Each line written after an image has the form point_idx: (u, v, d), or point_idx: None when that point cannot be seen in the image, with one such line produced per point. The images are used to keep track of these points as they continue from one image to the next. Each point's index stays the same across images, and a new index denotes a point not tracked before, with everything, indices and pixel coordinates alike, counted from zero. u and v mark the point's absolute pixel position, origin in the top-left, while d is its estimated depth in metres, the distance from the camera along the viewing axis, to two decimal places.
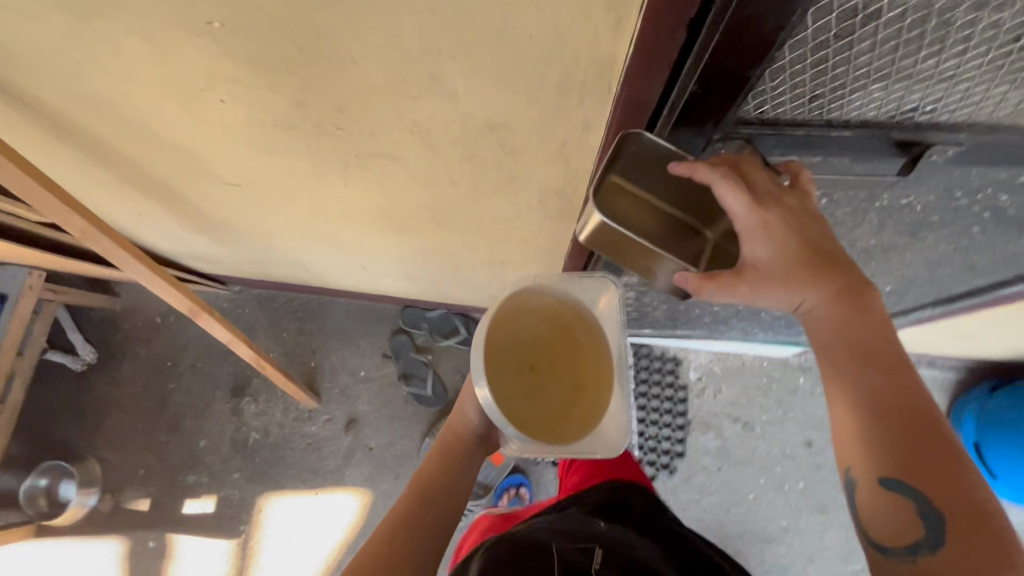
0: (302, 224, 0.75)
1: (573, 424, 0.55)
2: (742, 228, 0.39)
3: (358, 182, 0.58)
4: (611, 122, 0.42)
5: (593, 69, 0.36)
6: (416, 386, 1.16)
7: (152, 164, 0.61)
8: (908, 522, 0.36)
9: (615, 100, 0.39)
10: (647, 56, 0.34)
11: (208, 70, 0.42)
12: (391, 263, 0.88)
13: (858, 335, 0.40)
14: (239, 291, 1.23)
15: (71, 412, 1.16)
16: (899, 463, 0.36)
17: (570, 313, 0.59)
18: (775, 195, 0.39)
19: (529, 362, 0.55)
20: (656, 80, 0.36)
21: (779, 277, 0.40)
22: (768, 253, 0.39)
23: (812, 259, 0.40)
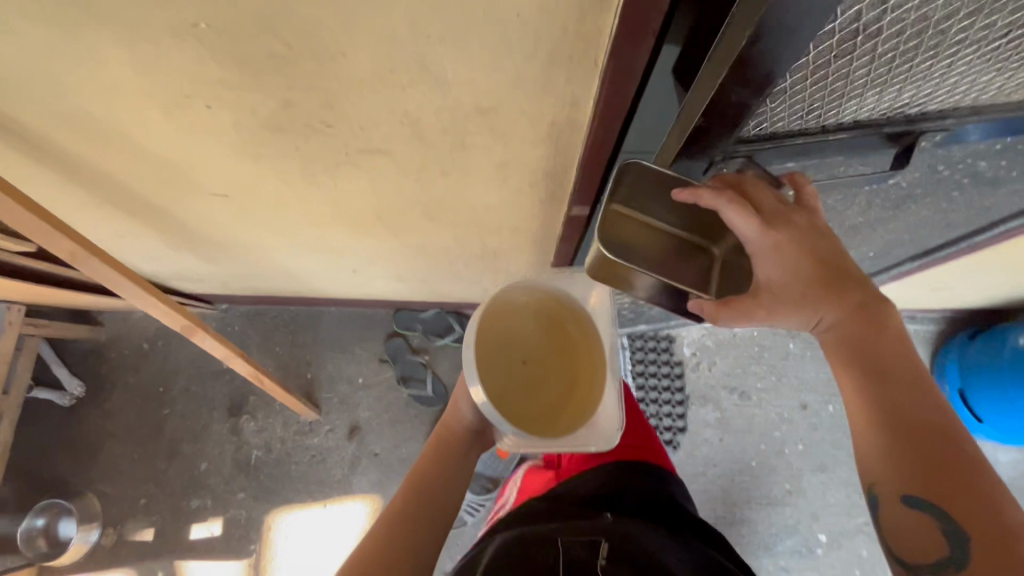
0: (291, 232, 0.75)
1: (564, 418, 0.56)
2: (754, 248, 0.42)
3: (348, 181, 0.58)
4: (599, 95, 0.42)
5: (580, 43, 0.37)
6: (416, 388, 1.16)
7: (136, 181, 0.61)
8: (934, 541, 0.37)
9: (602, 72, 0.40)
10: (633, 26, 0.35)
11: (194, 75, 0.41)
12: (383, 264, 0.88)
13: (871, 348, 0.42)
14: (227, 310, 1.22)
15: (63, 448, 1.13)
16: (923, 484, 0.38)
17: (559, 305, 0.59)
18: (784, 215, 0.42)
19: (522, 357, 0.56)
20: (641, 50, 0.37)
21: (794, 299, 0.43)
22: (782, 275, 0.43)
23: (824, 278, 0.43)
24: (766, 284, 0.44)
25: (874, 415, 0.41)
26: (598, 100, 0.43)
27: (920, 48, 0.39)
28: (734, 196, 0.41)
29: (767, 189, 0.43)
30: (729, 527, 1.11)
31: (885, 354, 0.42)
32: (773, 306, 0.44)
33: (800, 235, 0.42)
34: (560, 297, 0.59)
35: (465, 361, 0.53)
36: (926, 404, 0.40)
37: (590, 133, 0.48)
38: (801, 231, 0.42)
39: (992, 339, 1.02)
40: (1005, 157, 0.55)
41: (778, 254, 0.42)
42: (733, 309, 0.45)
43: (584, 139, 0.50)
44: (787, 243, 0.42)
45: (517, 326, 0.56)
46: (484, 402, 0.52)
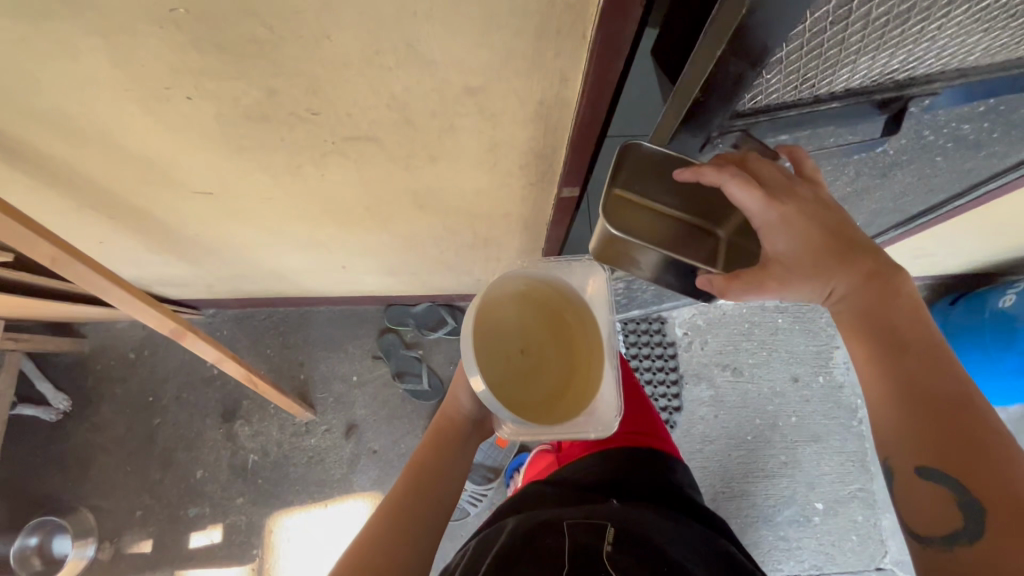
0: (278, 228, 0.73)
1: (564, 403, 0.55)
2: (761, 221, 0.44)
3: (336, 172, 0.58)
4: (588, 70, 0.42)
5: (567, 16, 0.37)
6: (412, 382, 1.15)
7: (115, 182, 0.59)
8: (948, 514, 0.37)
9: (591, 46, 0.40)
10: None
11: (173, 64, 0.40)
12: (373, 258, 0.87)
13: (883, 317, 0.42)
14: (214, 315, 1.20)
15: (52, 464, 1.11)
16: (938, 455, 0.38)
17: (557, 295, 0.58)
18: (788, 186, 0.43)
19: (520, 347, 0.55)
20: (629, 22, 0.37)
21: (807, 267, 0.44)
22: (790, 245, 0.43)
23: (835, 248, 0.43)
24: (774, 256, 0.44)
25: (886, 383, 0.41)
26: (588, 75, 0.43)
27: (913, 10, 0.39)
28: (738, 173, 0.43)
29: (772, 165, 0.45)
30: (728, 501, 1.13)
31: (898, 323, 0.42)
32: (784, 277, 0.44)
33: (807, 207, 0.43)
34: (556, 285, 0.59)
35: (464, 349, 0.51)
36: (941, 374, 0.39)
37: (580, 109, 0.48)
38: (808, 203, 0.43)
39: (974, 302, 1.05)
40: (988, 120, 0.56)
41: (786, 226, 0.43)
42: (744, 280, 0.45)
43: (573, 117, 0.50)
44: (796, 215, 0.43)
45: (515, 315, 0.55)
46: (484, 390, 0.51)
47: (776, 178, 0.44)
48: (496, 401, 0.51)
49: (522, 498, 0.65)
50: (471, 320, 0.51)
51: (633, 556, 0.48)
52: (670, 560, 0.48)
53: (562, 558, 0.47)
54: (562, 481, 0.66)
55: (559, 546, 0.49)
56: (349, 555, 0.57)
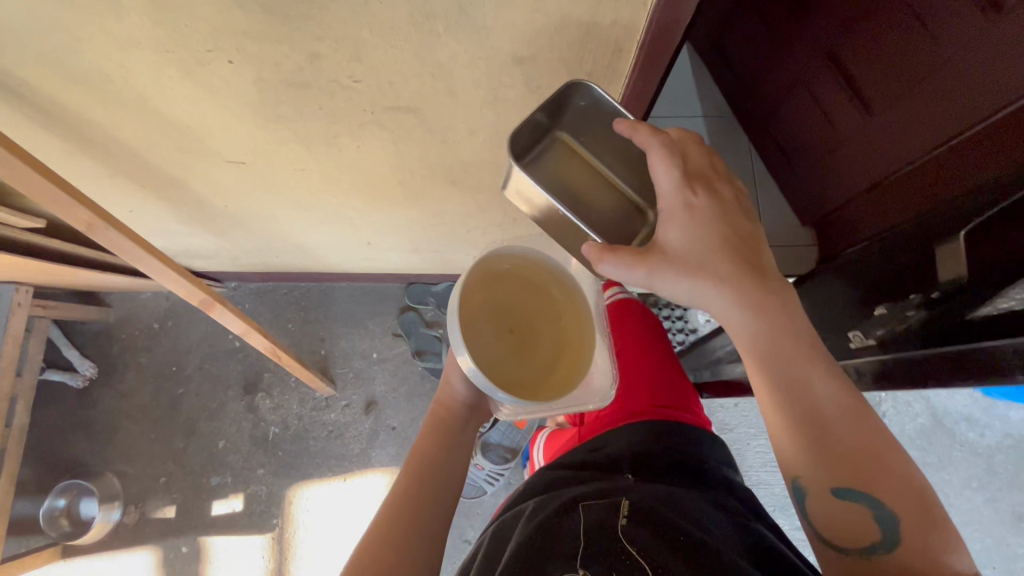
0: (308, 202, 0.73)
1: (558, 377, 0.52)
2: (669, 204, 0.48)
3: (374, 143, 0.56)
4: (643, 39, 0.41)
5: None
6: (431, 361, 1.15)
7: (148, 148, 0.58)
8: (867, 528, 0.42)
9: (651, 12, 0.38)
10: None
11: (215, 25, 0.39)
12: (399, 235, 0.86)
13: (785, 342, 0.45)
14: (236, 288, 1.21)
15: (79, 429, 1.13)
16: (850, 475, 0.43)
17: (542, 271, 0.56)
18: (712, 187, 0.49)
19: (509, 326, 0.52)
20: None
21: (694, 261, 0.47)
22: (681, 238, 0.47)
23: (747, 259, 0.47)
24: (666, 246, 0.48)
25: (794, 414, 0.45)
26: (644, 44, 0.41)
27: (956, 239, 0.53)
28: (664, 144, 0.47)
29: (705, 155, 0.50)
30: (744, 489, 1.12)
31: (799, 342, 0.45)
32: (659, 262, 0.47)
33: (712, 209, 0.47)
34: (536, 259, 0.56)
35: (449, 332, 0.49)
36: (842, 400, 0.44)
37: (630, 79, 0.46)
38: (712, 207, 0.48)
39: None
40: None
41: (682, 219, 0.47)
42: (618, 255, 0.47)
43: (622, 88, 0.48)
44: (703, 211, 0.47)
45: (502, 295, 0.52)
46: (473, 370, 0.49)
47: (702, 171, 0.49)
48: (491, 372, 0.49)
49: (546, 481, 0.63)
50: (457, 297, 0.48)
51: (651, 529, 0.46)
52: (685, 530, 0.46)
53: (578, 537, 0.46)
54: (581, 458, 0.65)
55: (577, 526, 0.48)
56: (373, 532, 0.58)
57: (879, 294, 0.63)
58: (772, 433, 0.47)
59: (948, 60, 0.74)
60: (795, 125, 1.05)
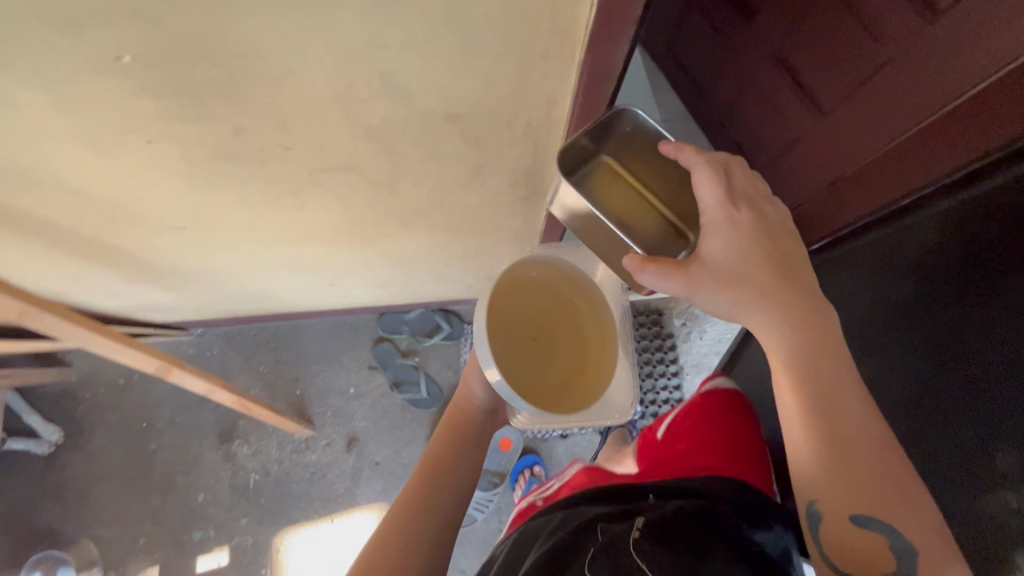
0: (261, 254, 0.71)
1: (577, 388, 0.58)
2: (710, 218, 0.48)
3: (322, 198, 0.55)
4: (576, 93, 0.40)
5: (554, 39, 0.34)
6: (410, 392, 1.14)
7: (80, 224, 0.56)
8: (881, 556, 0.42)
9: (579, 70, 0.37)
10: (608, 18, 0.32)
11: (127, 111, 0.37)
12: (362, 275, 0.85)
13: (820, 361, 0.45)
14: (202, 334, 1.17)
15: (49, 497, 1.09)
16: (870, 502, 0.42)
17: (566, 282, 0.60)
18: (751, 204, 0.48)
19: (531, 334, 0.57)
20: (620, 41, 0.34)
21: (735, 273, 0.47)
22: (722, 249, 0.47)
23: (790, 278, 0.46)
24: (706, 257, 0.47)
25: (820, 432, 0.44)
26: (576, 98, 0.40)
27: (992, 305, 0.52)
28: (710, 162, 0.49)
29: (748, 180, 0.50)
30: None
31: (835, 363, 0.45)
32: (700, 274, 0.47)
33: (754, 226, 0.47)
34: (563, 269, 0.59)
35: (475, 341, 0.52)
36: (873, 425, 0.43)
37: (569, 131, 0.45)
38: (753, 224, 0.47)
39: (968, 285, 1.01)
40: None
41: (725, 232, 0.47)
42: (660, 267, 0.47)
43: (561, 138, 0.47)
44: (747, 227, 0.47)
45: (526, 304, 0.56)
46: (498, 379, 0.53)
47: (749, 192, 0.49)
48: (514, 382, 0.53)
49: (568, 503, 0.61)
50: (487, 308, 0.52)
51: (659, 540, 0.46)
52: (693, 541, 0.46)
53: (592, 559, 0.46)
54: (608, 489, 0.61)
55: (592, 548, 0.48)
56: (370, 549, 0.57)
57: (923, 355, 0.58)
58: (792, 452, 0.46)
59: (908, 44, 0.71)
60: (752, 126, 1.05)
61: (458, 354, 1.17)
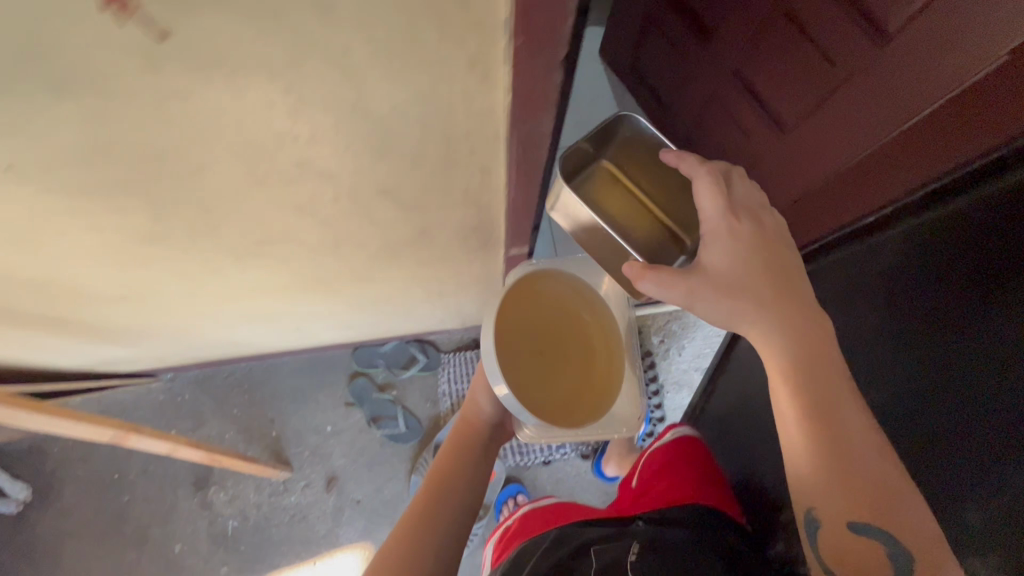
0: (215, 311, 0.69)
1: (587, 401, 0.55)
2: (711, 228, 0.48)
3: (268, 259, 0.53)
4: (509, 161, 0.38)
5: (472, 120, 0.33)
6: (389, 427, 1.12)
7: (15, 302, 0.54)
8: (881, 561, 0.42)
9: (507, 142, 0.35)
10: (527, 98, 0.31)
11: (35, 208, 0.36)
12: (327, 320, 0.83)
13: (821, 364, 0.46)
14: (173, 379, 1.15)
15: (19, 558, 1.06)
16: (872, 508, 0.42)
17: (570, 294, 0.58)
18: (751, 215, 0.48)
19: (538, 348, 0.55)
20: (544, 117, 0.33)
21: (737, 280, 0.47)
22: (724, 260, 0.47)
23: (788, 286, 0.47)
24: (707, 266, 0.48)
25: (824, 437, 0.43)
26: (510, 167, 0.39)
27: (976, 295, 0.48)
28: (710, 175, 0.49)
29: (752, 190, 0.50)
30: None
31: (832, 365, 0.46)
32: (702, 283, 0.47)
33: (754, 237, 0.47)
34: (567, 281, 0.58)
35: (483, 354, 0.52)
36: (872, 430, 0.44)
37: (510, 193, 0.43)
38: (754, 236, 0.48)
39: None
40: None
41: (726, 243, 0.48)
42: (661, 273, 0.47)
43: (505, 199, 0.46)
44: (747, 239, 0.48)
45: (531, 318, 0.55)
46: (506, 394, 0.51)
47: (747, 205, 0.49)
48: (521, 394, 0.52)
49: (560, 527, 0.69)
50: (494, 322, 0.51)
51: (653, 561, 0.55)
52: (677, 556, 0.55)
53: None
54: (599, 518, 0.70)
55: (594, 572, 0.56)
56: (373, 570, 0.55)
57: (904, 355, 0.55)
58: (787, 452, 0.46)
59: (865, 60, 0.69)
60: (717, 142, 1.04)
61: (436, 386, 1.16)
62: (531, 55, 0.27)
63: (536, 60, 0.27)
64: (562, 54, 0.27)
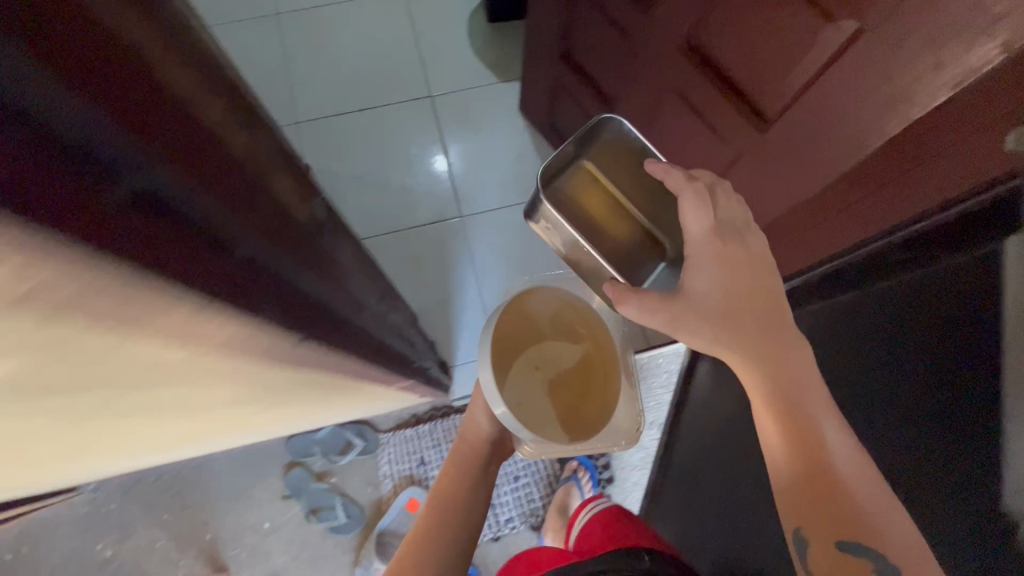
0: (92, 460, 0.64)
1: (587, 412, 0.53)
2: (698, 250, 0.49)
3: (120, 434, 0.50)
4: (287, 330, 0.34)
5: (199, 338, 0.29)
6: (329, 518, 1.08)
7: None
8: None
9: (268, 322, 0.32)
10: (232, 283, 0.27)
11: None
12: (232, 437, 0.79)
13: (789, 378, 0.47)
14: (95, 490, 1.08)
15: None
16: (850, 529, 0.44)
17: (568, 306, 0.55)
18: (735, 234, 0.49)
19: (534, 363, 0.53)
20: (261, 284, 0.29)
21: (721, 302, 0.47)
22: (706, 284, 0.48)
23: (766, 304, 0.48)
24: (692, 292, 0.48)
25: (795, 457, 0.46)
26: (297, 330, 0.35)
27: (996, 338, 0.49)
28: (696, 192, 0.50)
29: (735, 205, 0.52)
30: None
31: (799, 375, 0.47)
32: (689, 311, 0.47)
33: (736, 258, 0.48)
34: (562, 296, 0.55)
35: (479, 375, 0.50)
36: (848, 454, 0.46)
37: (320, 342, 0.40)
38: (739, 254, 0.49)
39: None
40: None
41: (711, 265, 0.48)
42: (642, 299, 0.47)
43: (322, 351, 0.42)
44: (733, 258, 0.48)
45: (524, 336, 0.53)
46: (504, 412, 0.50)
47: (732, 222, 0.50)
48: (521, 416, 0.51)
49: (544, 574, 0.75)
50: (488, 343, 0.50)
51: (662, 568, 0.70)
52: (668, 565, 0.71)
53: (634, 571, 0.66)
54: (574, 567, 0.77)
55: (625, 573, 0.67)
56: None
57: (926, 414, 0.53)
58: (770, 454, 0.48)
59: (748, 141, 0.69)
60: None
61: (377, 469, 1.12)
62: (185, 272, 0.23)
63: (192, 272, 0.24)
64: (208, 246, 0.24)
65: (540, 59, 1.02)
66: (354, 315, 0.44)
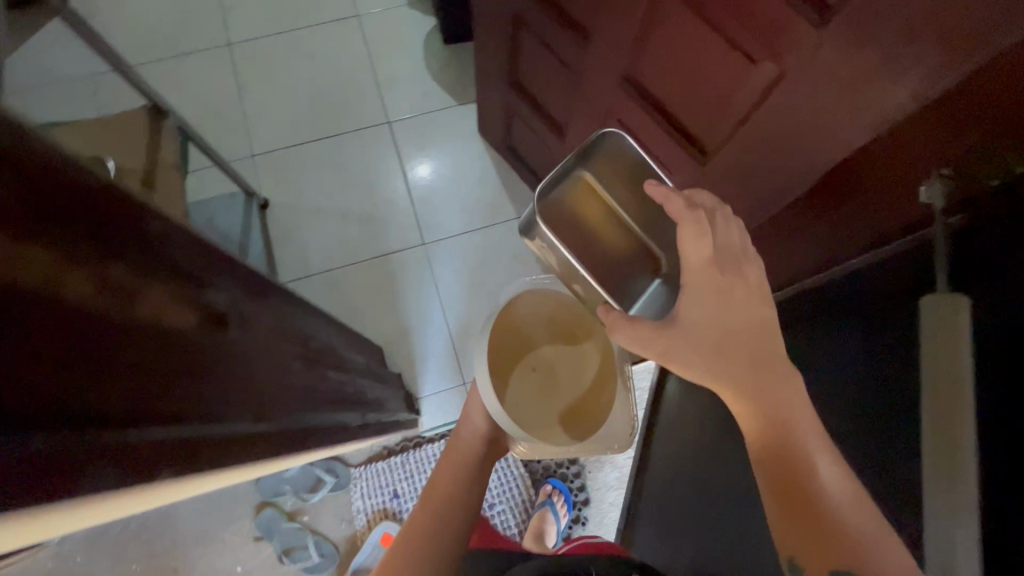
0: None
1: (583, 417, 0.48)
2: (692, 282, 0.44)
3: None
4: (204, 458, 0.33)
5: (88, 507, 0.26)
6: (302, 558, 1.06)
7: None
8: None
9: (184, 462, 0.31)
10: (134, 425, 0.27)
11: None
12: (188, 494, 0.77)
13: (771, 398, 0.42)
14: (60, 543, 1.05)
15: None
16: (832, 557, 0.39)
17: (569, 306, 0.51)
18: (737, 264, 0.44)
19: (530, 364, 0.49)
20: (166, 417, 0.30)
21: (719, 331, 0.42)
22: (702, 317, 0.43)
23: (767, 335, 0.43)
24: (692, 322, 0.43)
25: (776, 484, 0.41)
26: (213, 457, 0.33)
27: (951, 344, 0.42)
28: (696, 222, 0.44)
29: (735, 230, 0.45)
30: None
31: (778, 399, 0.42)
32: (683, 342, 0.43)
33: (738, 291, 0.43)
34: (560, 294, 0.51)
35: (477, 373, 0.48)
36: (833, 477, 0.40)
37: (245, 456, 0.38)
38: (744, 287, 0.43)
39: None
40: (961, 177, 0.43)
41: (710, 297, 0.43)
42: (636, 326, 0.43)
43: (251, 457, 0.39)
44: (732, 291, 0.43)
45: (518, 336, 0.49)
46: (498, 413, 0.48)
47: (731, 249, 0.45)
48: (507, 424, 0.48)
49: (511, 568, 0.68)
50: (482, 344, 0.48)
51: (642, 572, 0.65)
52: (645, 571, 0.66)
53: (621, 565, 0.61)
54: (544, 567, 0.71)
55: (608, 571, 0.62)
56: None
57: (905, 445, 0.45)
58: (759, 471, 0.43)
59: (692, 173, 0.70)
60: None
61: (350, 504, 1.10)
62: (74, 429, 0.24)
63: (84, 427, 0.25)
64: (96, 396, 0.26)
65: (490, 83, 1.01)
66: (257, 414, 0.39)
